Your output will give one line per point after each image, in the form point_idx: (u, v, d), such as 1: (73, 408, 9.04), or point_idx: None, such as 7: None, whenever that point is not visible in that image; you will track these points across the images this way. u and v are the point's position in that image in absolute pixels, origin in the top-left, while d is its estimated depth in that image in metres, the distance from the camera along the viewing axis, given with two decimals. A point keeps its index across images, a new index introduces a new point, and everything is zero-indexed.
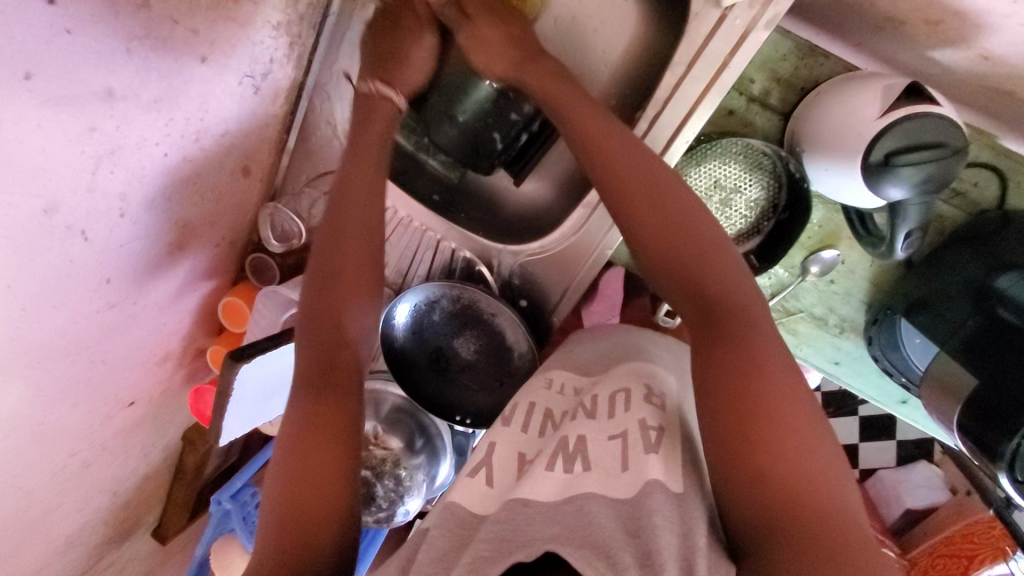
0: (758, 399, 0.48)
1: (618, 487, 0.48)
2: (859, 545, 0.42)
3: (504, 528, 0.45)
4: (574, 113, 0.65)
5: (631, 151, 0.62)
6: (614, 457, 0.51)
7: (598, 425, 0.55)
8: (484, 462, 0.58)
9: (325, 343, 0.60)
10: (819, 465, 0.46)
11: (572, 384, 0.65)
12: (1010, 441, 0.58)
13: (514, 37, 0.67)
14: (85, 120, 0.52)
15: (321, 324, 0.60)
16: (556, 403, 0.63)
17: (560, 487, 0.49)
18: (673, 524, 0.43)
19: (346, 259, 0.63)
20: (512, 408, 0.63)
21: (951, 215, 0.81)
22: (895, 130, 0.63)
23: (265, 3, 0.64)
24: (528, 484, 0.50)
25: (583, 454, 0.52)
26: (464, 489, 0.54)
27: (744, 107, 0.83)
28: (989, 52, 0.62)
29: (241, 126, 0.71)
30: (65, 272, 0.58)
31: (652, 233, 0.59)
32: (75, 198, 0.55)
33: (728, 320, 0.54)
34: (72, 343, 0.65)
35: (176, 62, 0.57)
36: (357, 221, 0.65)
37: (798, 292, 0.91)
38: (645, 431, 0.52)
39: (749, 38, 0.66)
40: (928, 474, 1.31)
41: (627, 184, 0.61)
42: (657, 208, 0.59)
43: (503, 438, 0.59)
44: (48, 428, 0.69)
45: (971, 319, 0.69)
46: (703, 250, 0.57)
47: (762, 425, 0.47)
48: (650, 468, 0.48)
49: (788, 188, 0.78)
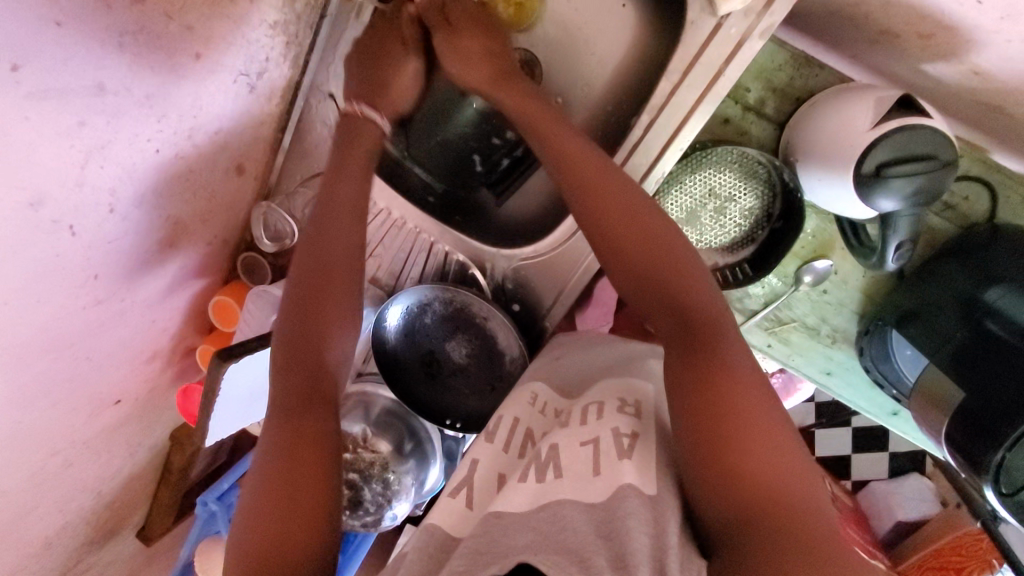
0: (725, 401, 0.49)
1: (592, 491, 0.47)
2: (840, 540, 0.41)
3: (485, 538, 0.44)
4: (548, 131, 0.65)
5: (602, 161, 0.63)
6: (586, 462, 0.50)
7: (571, 432, 0.54)
8: (467, 480, 0.57)
9: (309, 343, 0.61)
10: (794, 467, 0.46)
11: (553, 404, 0.64)
12: (996, 453, 0.58)
13: (493, 51, 0.68)
14: (74, 115, 0.51)
15: (303, 324, 0.61)
16: (535, 422, 0.62)
17: (533, 495, 0.48)
18: (645, 525, 0.42)
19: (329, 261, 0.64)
20: (497, 425, 0.62)
21: (942, 228, 0.81)
22: (884, 143, 0.64)
23: (261, 2, 0.64)
24: (514, 490, 0.49)
25: (554, 462, 0.51)
26: (446, 507, 0.54)
27: (740, 116, 0.83)
28: (981, 67, 0.63)
29: (234, 124, 0.71)
30: (51, 267, 0.58)
31: (626, 243, 0.59)
32: (63, 192, 0.54)
33: (705, 335, 0.54)
34: (57, 338, 0.64)
35: (169, 58, 0.57)
36: (338, 219, 0.66)
37: (791, 301, 0.91)
38: (618, 437, 0.51)
39: (744, 48, 0.66)
40: (920, 487, 1.32)
41: (601, 195, 0.61)
42: (631, 218, 0.60)
43: (486, 455, 0.59)
44: (30, 424, 0.68)
45: (959, 332, 0.69)
46: (674, 260, 0.58)
47: (732, 429, 0.47)
48: (625, 472, 0.47)
49: (783, 196, 0.79)
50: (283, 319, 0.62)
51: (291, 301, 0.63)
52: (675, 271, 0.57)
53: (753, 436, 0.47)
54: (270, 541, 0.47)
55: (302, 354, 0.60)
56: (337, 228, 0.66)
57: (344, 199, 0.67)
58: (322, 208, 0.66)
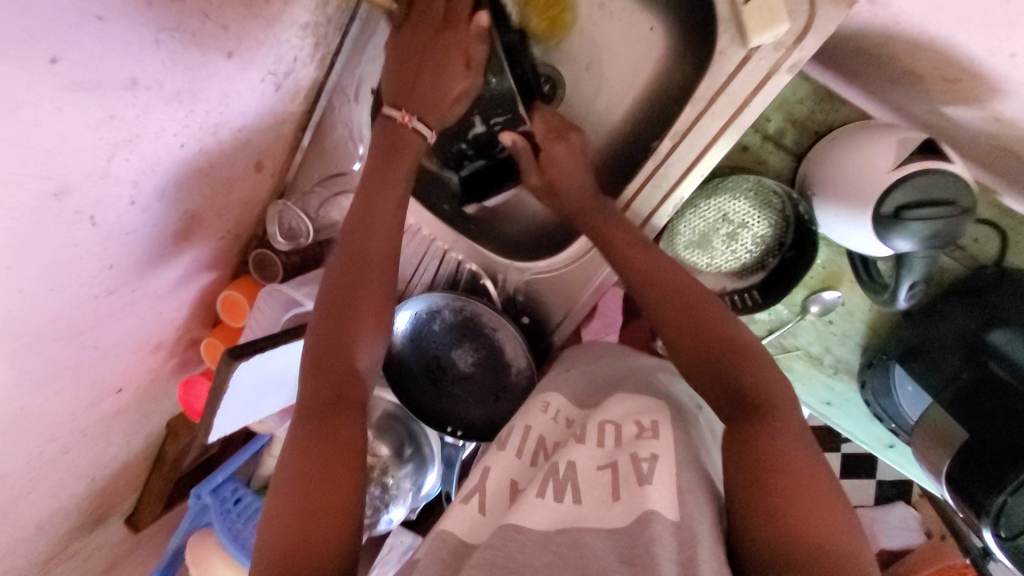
0: (772, 449, 0.51)
1: (612, 516, 0.47)
2: None
3: (498, 554, 0.44)
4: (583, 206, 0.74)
5: (661, 261, 0.68)
6: (605, 487, 0.51)
7: (590, 452, 0.54)
8: (479, 487, 0.57)
9: (328, 385, 0.59)
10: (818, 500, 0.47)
11: (566, 412, 0.64)
12: (998, 496, 0.59)
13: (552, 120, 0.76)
14: (106, 108, 0.51)
15: (329, 367, 0.60)
16: (548, 430, 0.62)
17: (554, 515, 0.48)
18: (671, 554, 0.42)
19: (362, 306, 0.63)
20: (511, 431, 0.63)
21: (950, 268, 0.83)
22: (906, 185, 0.64)
23: (295, 4, 0.64)
24: (532, 506, 0.49)
25: (574, 481, 0.51)
26: (459, 512, 0.53)
27: (758, 145, 0.84)
28: (1002, 114, 0.64)
29: (258, 121, 0.71)
30: (69, 255, 0.57)
31: (643, 291, 0.67)
32: (88, 183, 0.54)
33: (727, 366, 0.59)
34: (67, 327, 0.64)
35: (201, 56, 0.57)
36: (367, 255, 0.65)
37: (796, 329, 0.91)
38: (637, 463, 0.51)
39: (771, 81, 0.67)
40: (905, 515, 1.36)
41: (664, 291, 0.66)
42: (653, 270, 0.68)
43: (498, 464, 0.59)
44: (32, 410, 0.67)
45: (964, 372, 0.70)
46: (684, 301, 0.65)
47: (779, 469, 0.49)
48: (651, 497, 0.47)
49: (795, 227, 0.80)
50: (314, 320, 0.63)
51: (316, 338, 0.61)
52: (739, 358, 0.59)
53: (804, 486, 0.48)
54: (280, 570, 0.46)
55: (326, 394, 0.58)
56: (370, 267, 0.65)
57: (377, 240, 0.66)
58: (361, 211, 0.67)
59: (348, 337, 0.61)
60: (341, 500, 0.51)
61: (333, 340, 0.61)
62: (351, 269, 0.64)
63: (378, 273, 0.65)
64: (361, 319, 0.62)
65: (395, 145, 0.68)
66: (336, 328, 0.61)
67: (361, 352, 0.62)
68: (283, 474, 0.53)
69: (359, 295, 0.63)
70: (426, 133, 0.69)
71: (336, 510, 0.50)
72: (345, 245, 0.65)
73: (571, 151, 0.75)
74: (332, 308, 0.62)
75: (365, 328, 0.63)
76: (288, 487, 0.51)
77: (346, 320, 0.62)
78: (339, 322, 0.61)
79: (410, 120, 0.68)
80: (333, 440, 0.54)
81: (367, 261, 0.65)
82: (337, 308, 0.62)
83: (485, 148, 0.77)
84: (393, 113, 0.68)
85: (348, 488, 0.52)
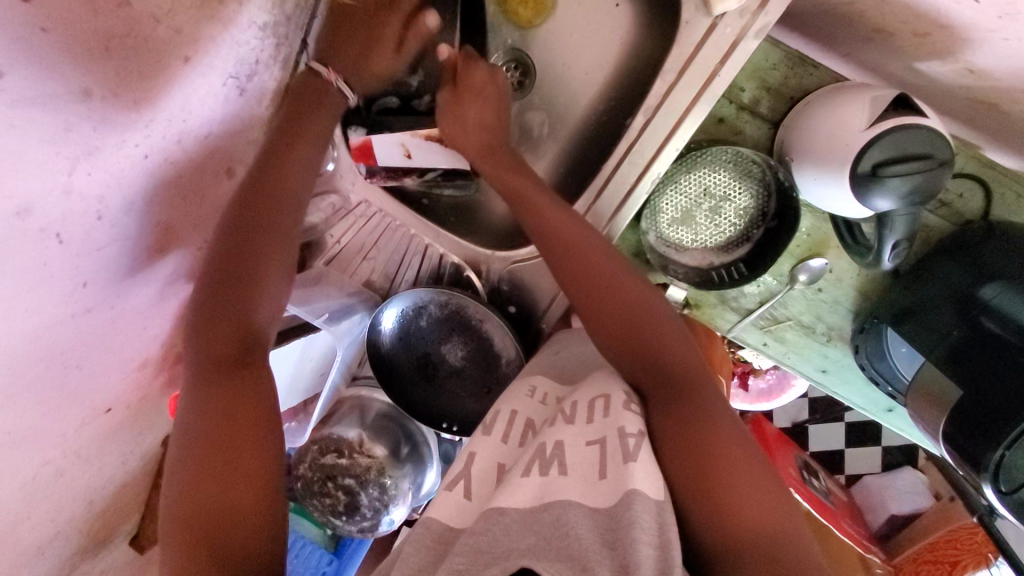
0: (701, 420, 0.54)
1: (598, 496, 0.46)
2: (794, 535, 0.48)
3: (483, 538, 0.44)
4: (507, 185, 0.70)
5: (580, 227, 0.66)
6: (593, 465, 0.49)
7: (577, 430, 0.53)
8: (464, 473, 0.56)
9: (223, 358, 0.59)
10: (741, 455, 0.52)
11: (554, 393, 0.64)
12: (995, 452, 0.57)
13: (500, 85, 0.73)
14: (61, 121, 0.50)
15: (221, 341, 0.60)
16: (535, 413, 0.62)
17: (537, 491, 0.48)
18: (649, 536, 0.41)
19: (259, 263, 0.64)
20: (495, 416, 0.62)
21: (936, 225, 0.82)
22: (881, 142, 0.64)
23: (249, 3, 0.64)
24: (515, 485, 0.48)
25: (560, 458, 0.51)
26: (444, 499, 0.53)
27: (734, 115, 0.83)
28: (976, 65, 0.63)
29: (223, 125, 0.70)
30: (40, 275, 0.56)
31: (565, 254, 0.65)
32: (51, 200, 0.53)
33: (644, 334, 0.61)
34: (46, 350, 0.62)
35: (158, 61, 0.57)
36: (263, 231, 0.65)
37: (787, 300, 0.91)
38: (623, 440, 0.51)
39: (739, 48, 0.66)
40: (913, 480, 1.34)
41: (584, 266, 0.64)
42: (572, 235, 0.65)
43: (484, 448, 0.58)
44: (21, 438, 0.65)
45: (956, 330, 0.69)
46: (598, 267, 0.64)
47: (708, 437, 0.53)
48: (633, 476, 0.46)
49: (777, 195, 0.79)
50: (200, 288, 0.63)
51: (208, 304, 0.62)
52: (654, 326, 0.62)
53: (730, 447, 0.52)
54: (202, 556, 0.49)
55: (221, 352, 0.60)
56: (267, 235, 0.65)
57: (277, 216, 0.66)
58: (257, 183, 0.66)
59: (237, 314, 0.61)
60: (261, 470, 0.54)
61: (218, 321, 0.61)
62: (245, 236, 0.64)
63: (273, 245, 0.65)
64: (252, 283, 0.63)
65: (313, 99, 0.71)
66: (223, 308, 0.61)
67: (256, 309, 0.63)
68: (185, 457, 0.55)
69: (256, 276, 0.63)
70: (347, 96, 0.72)
71: (259, 478, 0.54)
72: (237, 219, 0.65)
73: (490, 81, 0.72)
74: (224, 281, 0.63)
75: (259, 305, 0.63)
76: (194, 472, 0.53)
77: (234, 300, 0.62)
78: (228, 289, 0.62)
79: (334, 77, 0.71)
80: (235, 415, 0.56)
81: (261, 226, 0.65)
82: (227, 289, 0.62)
83: (408, 96, 0.78)
84: (320, 71, 0.71)
85: (262, 462, 0.55)
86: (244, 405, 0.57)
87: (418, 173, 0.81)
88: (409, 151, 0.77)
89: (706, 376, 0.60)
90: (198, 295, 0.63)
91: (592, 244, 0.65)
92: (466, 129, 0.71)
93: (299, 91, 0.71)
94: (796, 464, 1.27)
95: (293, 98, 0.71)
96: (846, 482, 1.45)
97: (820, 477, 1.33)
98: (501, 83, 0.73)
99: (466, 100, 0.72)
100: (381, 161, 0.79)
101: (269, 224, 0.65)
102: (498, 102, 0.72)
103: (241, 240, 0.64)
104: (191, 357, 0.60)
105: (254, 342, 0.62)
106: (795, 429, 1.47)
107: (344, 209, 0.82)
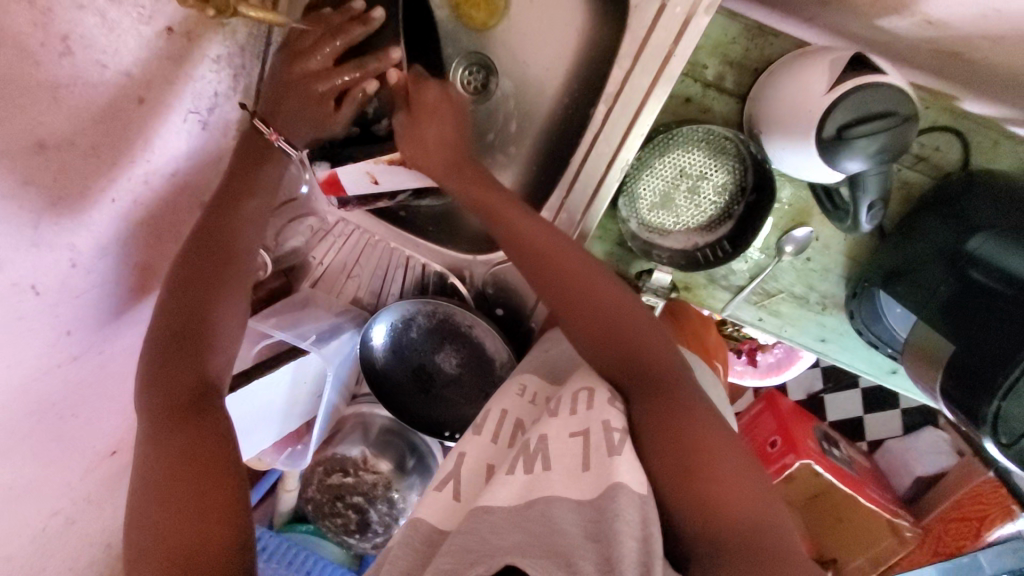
0: (679, 412, 0.54)
1: (582, 488, 0.47)
2: (773, 517, 0.48)
3: (470, 536, 0.44)
4: (472, 188, 0.69)
5: (543, 227, 0.66)
6: (576, 456, 0.50)
7: (561, 421, 0.53)
8: (453, 473, 0.56)
9: (178, 402, 0.58)
10: (719, 442, 0.52)
11: (542, 392, 0.65)
12: (991, 404, 0.56)
13: (452, 98, 0.73)
14: (19, 174, 0.51)
15: (177, 384, 0.59)
16: (523, 411, 0.63)
17: (522, 489, 0.48)
18: (633, 529, 0.41)
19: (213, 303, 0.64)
20: (483, 417, 0.62)
21: (916, 180, 0.81)
22: (844, 103, 0.63)
23: (200, 36, 0.65)
24: (500, 485, 0.48)
25: (543, 453, 0.51)
26: (430, 500, 0.53)
27: (701, 93, 0.82)
28: (934, 16, 0.64)
29: (191, 162, 0.71)
30: (19, 329, 0.57)
31: (534, 256, 0.65)
32: (18, 253, 0.53)
33: (619, 329, 0.61)
34: (38, 401, 0.63)
35: (111, 105, 0.58)
36: (225, 271, 0.67)
37: (777, 273, 0.90)
38: (608, 432, 0.50)
39: (690, 25, 0.66)
40: (935, 439, 1.33)
41: (553, 266, 0.64)
42: (537, 237, 0.65)
43: (473, 447, 0.59)
44: (24, 489, 0.66)
45: (944, 284, 0.68)
46: (565, 268, 0.64)
47: (685, 428, 0.53)
48: (616, 468, 0.46)
49: (754, 169, 0.78)
50: (154, 335, 0.62)
51: (164, 349, 0.61)
52: (628, 320, 0.62)
53: (709, 436, 0.52)
54: None
55: (177, 397, 0.58)
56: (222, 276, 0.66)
57: (232, 256, 0.68)
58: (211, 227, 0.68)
59: (196, 355, 0.62)
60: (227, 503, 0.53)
61: (181, 359, 0.61)
62: (197, 280, 0.65)
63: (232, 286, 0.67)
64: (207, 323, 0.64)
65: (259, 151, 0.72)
66: (185, 347, 0.61)
67: (212, 349, 0.63)
68: (147, 504, 0.52)
69: (208, 319, 0.64)
70: (291, 151, 0.72)
71: (223, 512, 0.52)
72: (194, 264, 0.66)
73: (443, 98, 0.72)
74: (179, 326, 0.62)
75: (214, 347, 0.63)
76: (162, 513, 0.51)
77: (195, 339, 0.62)
78: (185, 332, 0.62)
79: (276, 134, 0.71)
80: (198, 449, 0.56)
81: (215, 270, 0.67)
82: (183, 330, 0.62)
83: (368, 122, 0.76)
84: (263, 128, 0.71)
85: (227, 494, 0.53)
86: (204, 438, 0.56)
87: (390, 196, 0.79)
88: (377, 177, 0.75)
89: (684, 366, 0.60)
90: (151, 344, 0.62)
91: (557, 245, 0.65)
92: (426, 149, 0.70)
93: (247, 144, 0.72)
94: (815, 436, 1.25)
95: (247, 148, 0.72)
96: (868, 449, 1.43)
97: (840, 446, 1.31)
98: (455, 100, 0.73)
99: (423, 108, 0.71)
100: (351, 190, 0.77)
101: (225, 267, 0.68)
102: (456, 115, 0.72)
103: (194, 281, 0.65)
104: (144, 408, 0.59)
105: (215, 380, 0.61)
106: (811, 400, 1.47)
107: (323, 230, 0.84)
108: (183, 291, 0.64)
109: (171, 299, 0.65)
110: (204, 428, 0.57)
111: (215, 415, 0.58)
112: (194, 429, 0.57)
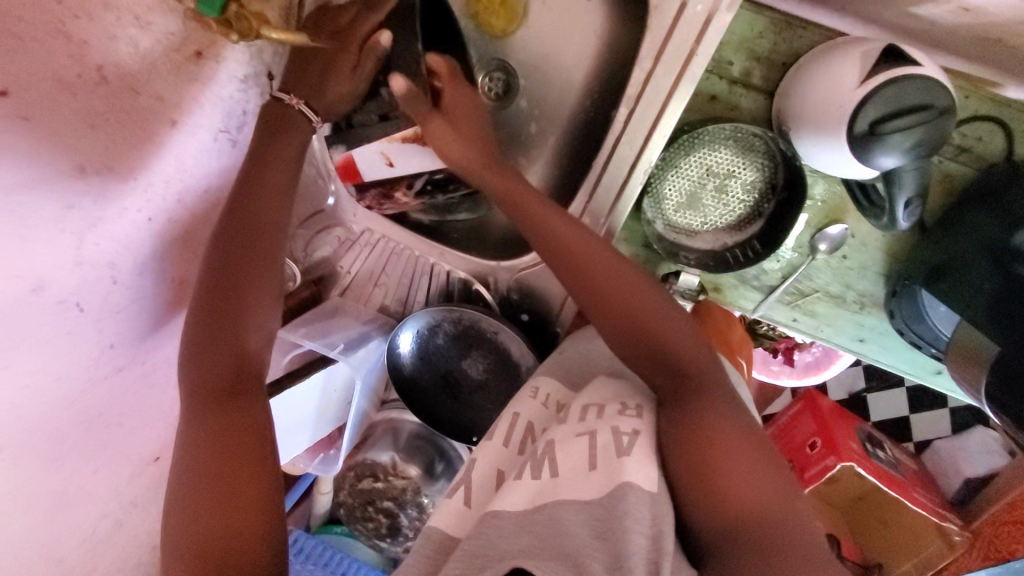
0: (703, 414, 0.52)
1: (591, 488, 0.46)
2: (800, 527, 0.46)
3: (478, 542, 0.44)
4: (497, 187, 0.69)
5: (569, 222, 0.65)
6: (584, 456, 0.49)
7: (571, 427, 0.53)
8: (466, 479, 0.57)
9: (220, 385, 0.60)
10: (742, 448, 0.50)
11: (557, 396, 0.64)
12: None
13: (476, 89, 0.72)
14: (60, 198, 0.55)
15: (216, 368, 0.60)
16: (538, 416, 0.62)
17: (533, 494, 0.48)
18: (643, 528, 0.41)
19: (250, 291, 0.64)
20: (500, 421, 0.62)
21: (958, 170, 0.78)
22: (876, 98, 0.60)
23: (227, 53, 0.65)
24: (512, 488, 0.49)
25: (551, 456, 0.51)
26: (442, 507, 0.54)
27: (727, 91, 0.80)
28: (970, 4, 0.61)
29: (224, 178, 0.73)
30: (65, 342, 0.60)
31: (558, 255, 0.64)
32: (61, 273, 0.57)
33: (645, 331, 0.60)
34: (85, 410, 0.66)
35: (148, 128, 0.61)
36: (251, 259, 0.65)
37: (811, 271, 0.87)
38: (617, 435, 0.50)
39: (712, 23, 0.64)
40: (986, 438, 1.26)
41: (580, 264, 0.63)
42: (565, 232, 0.64)
43: (485, 454, 0.58)
44: (73, 492, 0.69)
45: (988, 283, 0.65)
46: (590, 265, 0.63)
47: (711, 431, 0.51)
48: (628, 469, 0.46)
49: (783, 166, 0.76)
50: (193, 312, 0.63)
51: (199, 329, 0.62)
52: (657, 321, 0.60)
53: (733, 441, 0.50)
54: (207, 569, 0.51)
55: (215, 379, 0.60)
56: (258, 262, 0.65)
57: (267, 241, 0.66)
58: (241, 206, 0.66)
59: (234, 338, 0.62)
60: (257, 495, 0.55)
61: (216, 345, 0.61)
62: (230, 262, 0.64)
63: (269, 281, 0.66)
64: (244, 306, 0.63)
65: (277, 123, 0.68)
66: (217, 340, 0.61)
67: (247, 335, 0.63)
68: (182, 491, 0.55)
69: (241, 304, 0.63)
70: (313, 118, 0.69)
71: (253, 501, 0.54)
72: (224, 245, 0.64)
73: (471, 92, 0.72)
74: (214, 310, 0.62)
75: (251, 335, 0.63)
76: (194, 499, 0.54)
77: (230, 323, 0.62)
78: (221, 309, 0.62)
79: (297, 101, 0.68)
80: (235, 440, 0.57)
81: (244, 254, 0.64)
82: (222, 303, 0.62)
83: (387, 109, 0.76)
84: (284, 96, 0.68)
85: (258, 485, 0.56)
86: (242, 422, 0.58)
87: (407, 184, 0.80)
88: (391, 158, 0.77)
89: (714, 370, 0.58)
90: (189, 324, 0.63)
91: (585, 240, 0.64)
92: (448, 136, 0.69)
93: (266, 118, 0.69)
94: (858, 437, 1.20)
95: (264, 124, 0.69)
96: (914, 450, 1.37)
97: (885, 448, 1.25)
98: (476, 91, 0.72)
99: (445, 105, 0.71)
100: (367, 174, 0.80)
101: (253, 248, 0.65)
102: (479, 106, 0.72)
103: (230, 260, 0.64)
104: (188, 387, 0.60)
105: (252, 366, 0.62)
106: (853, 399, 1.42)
107: (349, 240, 0.84)
108: (218, 277, 0.63)
109: (208, 276, 0.63)
110: (239, 414, 0.59)
111: (251, 408, 0.60)
112: (228, 417, 0.58)
